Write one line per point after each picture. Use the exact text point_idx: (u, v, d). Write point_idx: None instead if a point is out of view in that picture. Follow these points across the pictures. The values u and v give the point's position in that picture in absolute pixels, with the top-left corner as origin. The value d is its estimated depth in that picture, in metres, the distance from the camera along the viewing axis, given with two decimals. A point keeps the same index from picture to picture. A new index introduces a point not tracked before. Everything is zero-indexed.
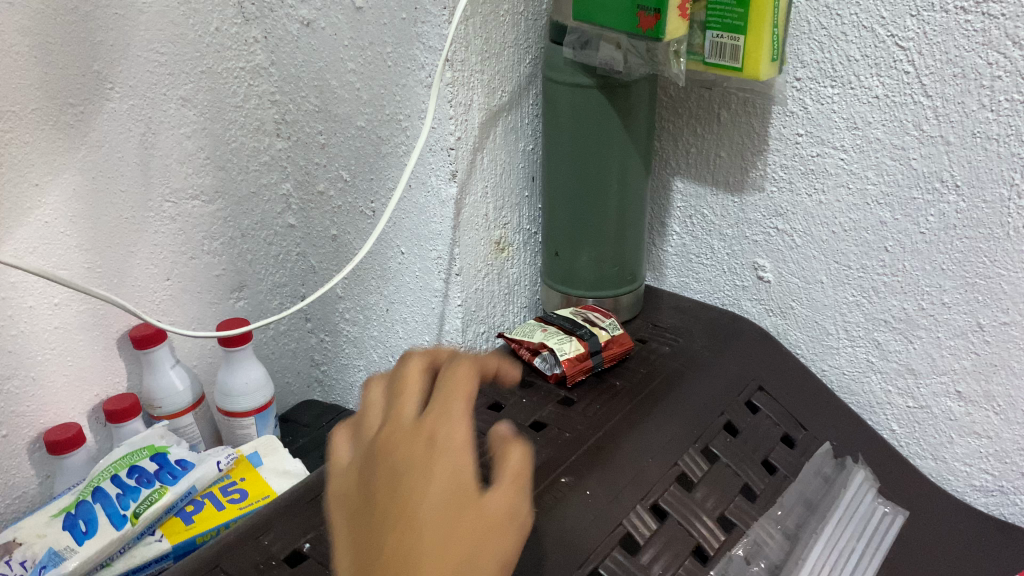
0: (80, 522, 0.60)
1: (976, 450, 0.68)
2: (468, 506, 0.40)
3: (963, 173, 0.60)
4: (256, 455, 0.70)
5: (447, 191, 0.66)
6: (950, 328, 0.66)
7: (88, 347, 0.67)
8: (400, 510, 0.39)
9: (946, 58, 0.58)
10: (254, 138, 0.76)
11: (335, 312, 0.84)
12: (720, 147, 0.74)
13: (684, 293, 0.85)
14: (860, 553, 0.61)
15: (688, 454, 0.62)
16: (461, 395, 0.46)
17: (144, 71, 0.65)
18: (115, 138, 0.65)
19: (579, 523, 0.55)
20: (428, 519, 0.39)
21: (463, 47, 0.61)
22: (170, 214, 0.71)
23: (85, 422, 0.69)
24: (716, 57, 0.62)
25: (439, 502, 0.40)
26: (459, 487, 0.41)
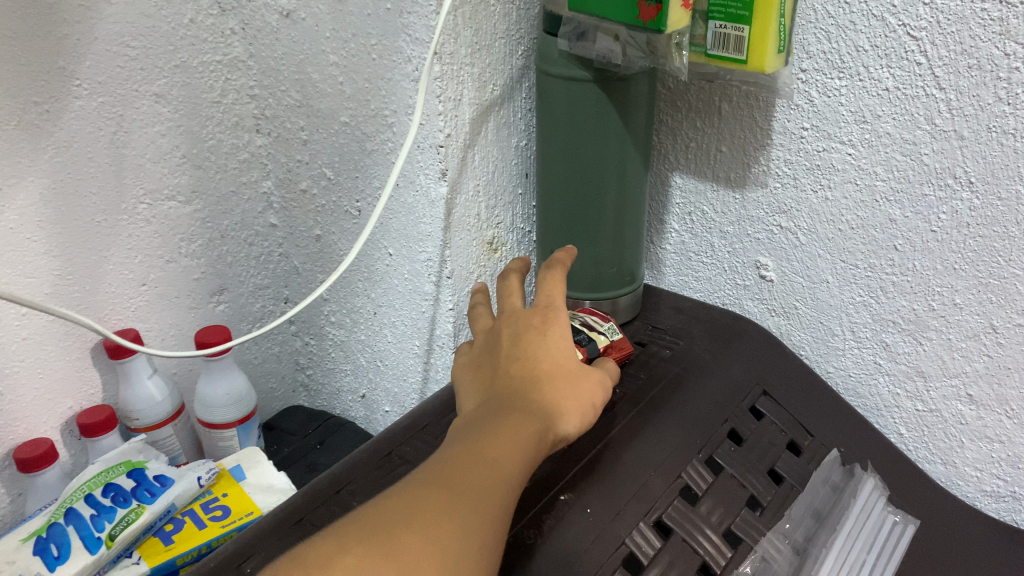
0: (52, 546, 0.57)
1: (988, 455, 0.66)
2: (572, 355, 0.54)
3: (977, 169, 0.58)
4: (239, 469, 0.67)
5: (437, 190, 0.63)
6: (961, 329, 0.63)
7: (59, 359, 0.64)
8: (521, 354, 0.52)
9: (960, 49, 0.55)
10: (232, 135, 0.72)
11: (320, 315, 0.80)
12: (722, 142, 0.71)
13: (683, 292, 0.82)
14: (871, 567, 0.58)
15: (692, 466, 0.60)
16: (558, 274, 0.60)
17: (113, 66, 0.61)
18: (84, 138, 0.61)
19: (580, 544, 0.52)
20: (540, 352, 0.53)
21: (452, 39, 0.57)
22: (145, 216, 0.67)
23: (59, 436, 0.66)
24: (719, 49, 0.59)
25: (554, 344, 0.53)
26: (564, 334, 0.54)
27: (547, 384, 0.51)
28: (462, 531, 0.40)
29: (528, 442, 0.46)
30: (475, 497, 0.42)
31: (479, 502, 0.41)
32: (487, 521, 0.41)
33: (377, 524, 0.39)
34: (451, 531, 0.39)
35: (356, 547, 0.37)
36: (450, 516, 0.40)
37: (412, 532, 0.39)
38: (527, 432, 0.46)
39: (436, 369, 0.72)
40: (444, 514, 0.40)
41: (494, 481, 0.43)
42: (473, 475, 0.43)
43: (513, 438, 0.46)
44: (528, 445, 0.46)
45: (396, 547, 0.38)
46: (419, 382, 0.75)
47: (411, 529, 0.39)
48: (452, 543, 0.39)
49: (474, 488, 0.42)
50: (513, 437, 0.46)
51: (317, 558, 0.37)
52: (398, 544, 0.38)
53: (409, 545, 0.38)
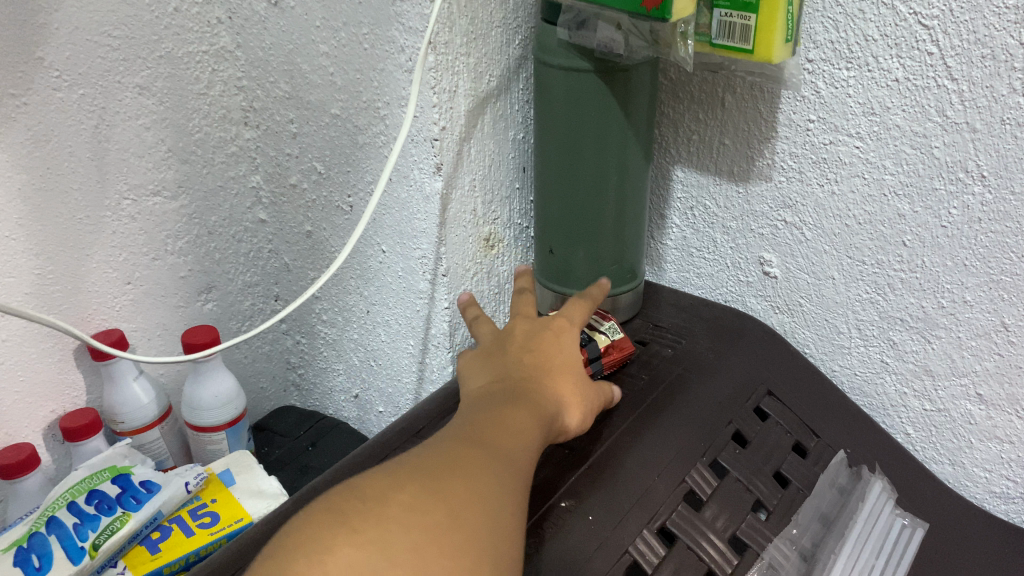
0: (34, 557, 0.54)
1: (997, 455, 0.64)
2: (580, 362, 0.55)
3: (990, 163, 0.56)
4: (228, 473, 0.65)
5: (431, 185, 0.61)
6: (971, 327, 0.61)
7: (41, 361, 0.61)
8: (537, 346, 0.54)
9: (974, 38, 0.53)
10: (219, 128, 0.70)
11: (312, 313, 0.78)
12: (724, 134, 0.69)
13: (684, 289, 0.80)
14: (880, 572, 0.57)
15: (696, 469, 0.58)
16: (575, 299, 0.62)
17: (94, 57, 0.59)
18: (64, 132, 0.58)
19: (582, 553, 0.50)
20: (553, 349, 0.54)
21: (447, 28, 0.55)
22: (129, 212, 0.65)
23: (41, 441, 0.64)
24: (724, 39, 0.57)
25: (567, 345, 0.55)
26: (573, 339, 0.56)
27: (561, 376, 0.52)
28: (503, 492, 0.40)
29: (541, 427, 0.47)
30: (508, 467, 0.42)
31: (512, 471, 0.42)
32: (518, 491, 0.41)
33: (423, 472, 0.39)
34: (494, 489, 0.39)
35: (410, 487, 0.37)
36: (491, 478, 0.40)
37: (460, 483, 0.38)
38: (542, 417, 0.48)
39: (431, 369, 0.70)
40: (485, 474, 0.40)
41: (519, 456, 0.44)
42: (501, 446, 0.43)
43: (531, 418, 0.47)
44: (540, 429, 0.47)
45: (447, 492, 0.37)
46: (413, 382, 0.73)
47: (459, 481, 0.39)
48: (497, 499, 0.39)
49: (505, 458, 0.43)
50: (530, 418, 0.47)
51: (372, 494, 0.36)
52: (449, 490, 0.38)
53: (460, 492, 0.38)
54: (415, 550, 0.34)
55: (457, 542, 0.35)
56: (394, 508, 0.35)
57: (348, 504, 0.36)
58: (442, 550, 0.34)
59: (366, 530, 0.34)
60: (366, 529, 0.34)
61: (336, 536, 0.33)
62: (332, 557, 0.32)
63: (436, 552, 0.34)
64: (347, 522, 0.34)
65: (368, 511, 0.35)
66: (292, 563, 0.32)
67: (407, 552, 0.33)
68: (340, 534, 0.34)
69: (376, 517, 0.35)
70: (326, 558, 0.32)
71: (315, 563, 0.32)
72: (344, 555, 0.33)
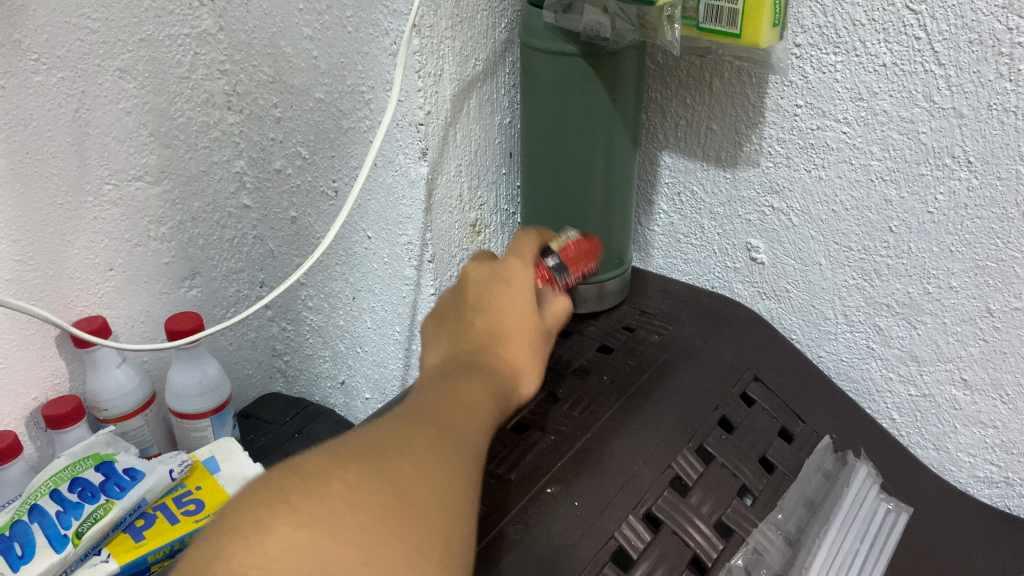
0: (16, 545, 0.54)
1: (982, 440, 0.65)
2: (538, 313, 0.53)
3: (976, 148, 0.55)
4: (213, 460, 0.65)
5: (417, 170, 0.60)
6: (957, 313, 0.61)
7: (23, 348, 0.61)
8: (490, 305, 0.51)
9: (961, 23, 0.53)
10: (202, 112, 0.69)
11: (297, 300, 0.78)
12: (712, 119, 0.69)
13: (671, 275, 0.80)
14: (864, 557, 0.57)
15: (682, 455, 0.58)
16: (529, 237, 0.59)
17: (72, 40, 0.58)
18: (44, 115, 0.57)
19: (567, 538, 0.50)
20: (507, 302, 0.51)
21: (431, 11, 0.54)
22: (110, 197, 0.64)
23: (24, 429, 0.63)
24: (711, 23, 0.56)
25: (524, 293, 0.52)
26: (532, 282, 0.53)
27: (515, 341, 0.50)
28: (454, 468, 0.38)
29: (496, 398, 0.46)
30: (460, 442, 0.40)
31: (465, 448, 0.40)
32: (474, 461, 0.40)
33: (370, 450, 0.37)
34: (445, 464, 0.38)
35: (353, 468, 0.35)
36: (441, 452, 0.38)
37: (408, 461, 0.37)
38: (496, 389, 0.47)
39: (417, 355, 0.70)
40: (434, 449, 0.38)
41: (472, 430, 0.42)
42: (452, 419, 0.42)
43: (483, 389, 0.46)
44: (495, 397, 0.46)
45: (392, 471, 0.36)
46: (400, 369, 0.72)
47: (405, 459, 0.37)
48: (446, 475, 0.37)
49: (458, 434, 0.41)
50: (483, 388, 0.46)
51: (312, 474, 0.34)
52: (392, 468, 0.36)
53: (406, 470, 0.36)
54: (355, 532, 0.32)
55: (403, 521, 0.33)
56: (335, 488, 0.34)
57: (287, 482, 0.34)
58: (385, 531, 0.33)
59: (305, 512, 0.32)
60: (305, 510, 0.32)
61: (274, 516, 0.32)
62: (271, 541, 0.31)
63: (380, 534, 0.32)
64: (287, 501, 0.33)
65: (307, 493, 0.33)
66: (228, 550, 0.30)
67: (347, 534, 0.32)
68: (279, 515, 0.32)
69: (316, 499, 0.33)
70: (262, 541, 0.31)
71: (252, 547, 0.30)
72: (280, 540, 0.31)
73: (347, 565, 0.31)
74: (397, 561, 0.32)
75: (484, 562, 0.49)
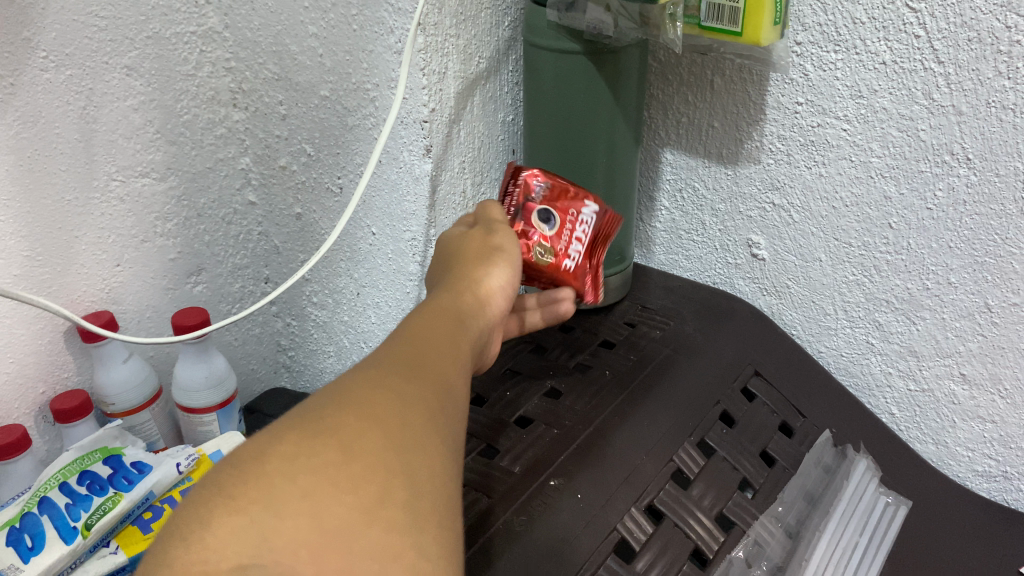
0: (26, 537, 0.54)
1: (980, 435, 0.65)
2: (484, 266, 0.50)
3: (975, 146, 0.56)
4: (220, 455, 0.66)
5: (421, 167, 0.60)
6: (956, 309, 0.62)
7: (32, 343, 0.61)
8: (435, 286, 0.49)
9: (960, 21, 0.53)
10: (208, 109, 0.69)
11: (302, 296, 0.79)
12: (713, 116, 0.69)
13: (672, 271, 0.81)
14: (864, 549, 0.58)
15: (684, 448, 0.59)
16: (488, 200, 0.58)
17: (80, 37, 0.58)
18: (51, 112, 0.58)
19: (571, 530, 0.51)
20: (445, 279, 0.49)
21: (436, 9, 0.55)
22: (117, 194, 0.65)
23: (32, 422, 0.63)
24: (713, 21, 0.57)
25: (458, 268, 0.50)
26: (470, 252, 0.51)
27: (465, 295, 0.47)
28: (409, 403, 0.35)
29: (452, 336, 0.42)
30: (415, 375, 0.37)
31: (421, 380, 0.37)
32: (432, 391, 0.37)
33: (308, 409, 0.33)
34: (398, 403, 0.34)
35: (289, 432, 0.31)
36: (391, 391, 0.35)
37: (352, 409, 0.33)
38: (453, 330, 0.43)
39: None
40: (381, 390, 0.35)
41: (432, 364, 0.39)
42: (403, 356, 0.38)
43: (436, 329, 0.42)
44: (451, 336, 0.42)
45: (335, 424, 0.32)
46: None
47: (350, 408, 0.33)
48: (403, 412, 0.34)
49: (412, 367, 0.37)
50: (435, 329, 0.42)
51: (246, 455, 0.31)
52: (335, 420, 0.32)
53: (351, 418, 0.32)
54: (305, 498, 0.29)
55: (356, 473, 0.30)
56: (273, 459, 0.30)
57: (219, 473, 0.30)
58: (338, 488, 0.30)
59: (245, 494, 0.29)
60: (245, 492, 0.29)
61: (212, 510, 0.28)
62: (214, 534, 0.28)
63: (331, 492, 0.29)
64: (222, 489, 0.29)
65: (242, 472, 0.30)
66: (171, 556, 0.27)
67: (296, 503, 0.29)
68: (217, 507, 0.28)
69: (255, 478, 0.29)
70: (204, 539, 0.27)
71: (194, 548, 0.27)
72: (223, 533, 0.28)
73: (303, 538, 0.28)
74: (357, 518, 0.29)
75: (489, 553, 0.49)
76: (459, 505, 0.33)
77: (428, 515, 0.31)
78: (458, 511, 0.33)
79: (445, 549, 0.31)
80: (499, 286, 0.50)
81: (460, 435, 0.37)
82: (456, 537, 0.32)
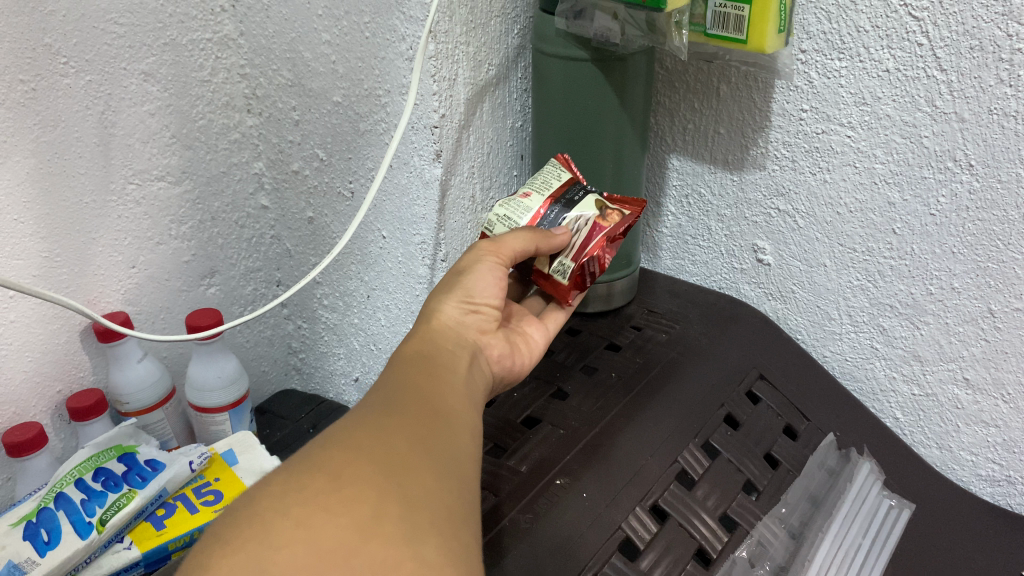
0: (42, 531, 0.56)
1: (984, 439, 0.66)
2: (453, 321, 0.52)
3: (977, 152, 0.56)
4: (231, 453, 0.67)
5: (431, 172, 0.62)
6: (959, 314, 0.63)
7: (49, 342, 0.62)
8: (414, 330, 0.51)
9: (963, 30, 0.54)
10: (222, 115, 0.71)
11: (313, 298, 0.80)
12: (719, 123, 0.70)
13: (679, 276, 0.82)
14: (867, 551, 0.59)
15: (688, 450, 0.60)
16: (530, 243, 0.54)
17: (99, 44, 0.59)
18: (71, 117, 0.59)
19: (576, 528, 0.52)
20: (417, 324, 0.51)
21: (447, 17, 0.56)
22: (134, 196, 0.66)
23: (48, 421, 0.65)
24: (718, 29, 0.58)
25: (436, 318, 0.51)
26: (451, 305, 0.52)
27: (433, 340, 0.49)
28: (394, 438, 0.37)
29: (436, 378, 0.45)
30: (398, 414, 0.40)
31: (403, 417, 0.39)
32: (421, 425, 0.39)
33: (299, 455, 0.36)
34: (383, 439, 0.37)
35: (278, 476, 0.34)
36: (373, 430, 0.38)
37: (338, 449, 0.36)
38: (434, 373, 0.45)
39: None
40: (365, 429, 0.38)
41: (415, 402, 0.41)
42: (387, 400, 0.41)
43: (419, 374, 0.45)
44: (432, 377, 0.45)
45: (325, 463, 0.35)
46: None
47: (336, 448, 0.36)
48: (388, 445, 0.37)
49: (394, 407, 0.40)
50: (416, 373, 0.45)
51: (238, 504, 0.33)
52: (322, 460, 0.35)
53: (337, 456, 0.35)
54: (299, 526, 0.32)
55: (348, 498, 0.33)
56: (263, 501, 0.33)
57: (217, 524, 0.33)
58: (332, 512, 0.32)
59: (239, 536, 0.31)
60: (239, 534, 0.31)
61: (209, 556, 0.31)
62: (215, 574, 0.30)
63: (324, 518, 0.32)
64: (218, 537, 0.32)
65: (237, 518, 0.32)
66: None
67: (291, 531, 0.31)
68: (214, 552, 0.31)
69: (247, 519, 0.32)
70: None
71: None
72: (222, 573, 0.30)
73: (302, 561, 0.30)
74: (354, 536, 0.31)
75: (495, 550, 0.50)
76: (460, 518, 0.35)
77: (424, 528, 0.33)
78: (459, 522, 0.35)
79: (448, 555, 0.33)
80: (456, 309, 0.52)
81: (456, 458, 0.39)
82: (459, 544, 0.34)
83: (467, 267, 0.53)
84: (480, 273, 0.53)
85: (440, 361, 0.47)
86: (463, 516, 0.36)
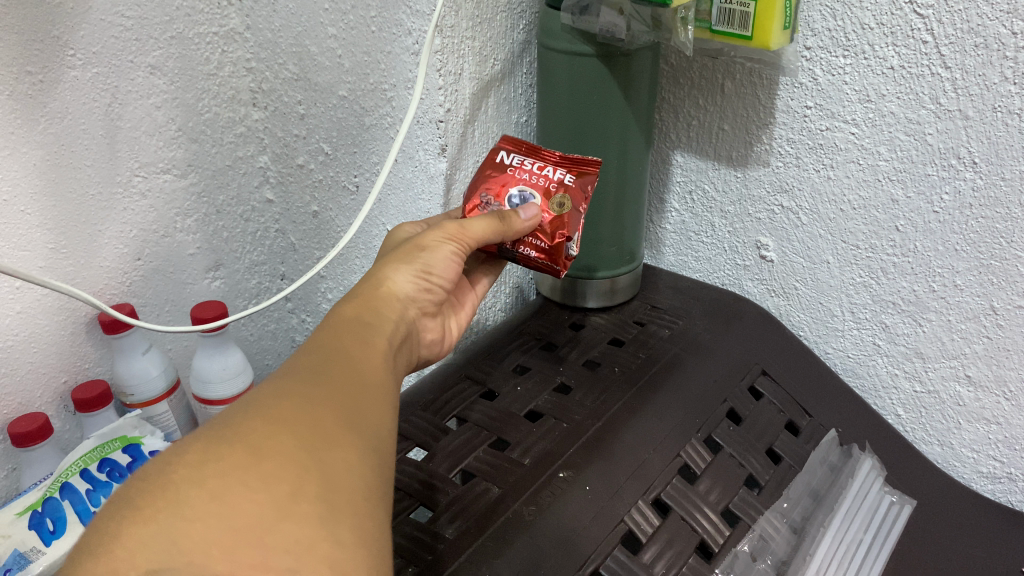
0: (49, 520, 0.56)
1: (985, 436, 0.66)
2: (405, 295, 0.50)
3: (981, 150, 0.57)
4: None
5: (436, 166, 0.62)
6: (961, 311, 0.63)
7: (54, 332, 0.63)
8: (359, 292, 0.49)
9: (967, 27, 0.54)
10: (228, 108, 0.71)
11: (317, 293, 0.81)
12: (723, 120, 0.70)
13: (683, 272, 0.82)
14: (868, 546, 0.59)
15: (691, 444, 0.60)
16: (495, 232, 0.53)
17: (106, 36, 0.59)
18: (77, 109, 0.59)
19: (578, 520, 0.52)
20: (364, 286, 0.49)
21: (452, 12, 0.56)
22: (140, 189, 0.66)
23: (53, 412, 0.65)
24: (725, 26, 0.58)
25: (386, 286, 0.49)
26: (406, 278, 0.50)
27: (377, 308, 0.47)
28: (320, 411, 0.36)
29: (366, 349, 0.43)
30: (324, 386, 0.38)
31: (329, 389, 0.38)
32: (345, 399, 0.38)
33: (219, 422, 0.34)
34: (306, 411, 0.35)
35: (195, 443, 0.32)
36: (297, 400, 0.36)
37: (260, 419, 0.34)
38: (366, 345, 0.43)
39: None
40: (290, 398, 0.36)
41: (339, 373, 0.40)
42: (316, 370, 0.39)
43: (350, 347, 0.42)
44: (364, 350, 0.43)
45: (245, 433, 0.33)
46: None
47: (256, 418, 0.34)
48: (311, 419, 0.35)
49: (320, 377, 0.38)
50: (348, 344, 0.43)
51: (152, 469, 0.32)
52: (242, 430, 0.33)
53: (258, 427, 0.33)
54: (213, 500, 0.30)
55: (267, 473, 0.31)
56: (180, 470, 0.31)
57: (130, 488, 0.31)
58: (250, 487, 0.31)
59: (153, 505, 0.30)
60: (154, 503, 0.30)
61: (120, 522, 0.29)
62: (122, 545, 0.28)
63: (241, 492, 0.30)
64: (128, 502, 0.30)
65: (152, 484, 0.31)
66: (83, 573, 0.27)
67: (205, 504, 0.30)
68: (122, 520, 0.29)
69: (159, 489, 0.30)
70: (113, 553, 0.28)
71: (103, 559, 0.28)
72: (130, 546, 0.28)
73: (213, 536, 0.29)
74: (269, 513, 0.30)
75: (499, 542, 0.50)
76: (377, 498, 0.34)
77: (342, 508, 0.32)
78: (376, 504, 0.34)
79: (362, 538, 0.32)
80: (412, 283, 0.50)
81: (378, 433, 0.38)
82: (375, 527, 0.33)
83: (426, 243, 0.52)
84: (441, 253, 0.52)
85: (375, 331, 0.45)
86: (380, 495, 0.35)
